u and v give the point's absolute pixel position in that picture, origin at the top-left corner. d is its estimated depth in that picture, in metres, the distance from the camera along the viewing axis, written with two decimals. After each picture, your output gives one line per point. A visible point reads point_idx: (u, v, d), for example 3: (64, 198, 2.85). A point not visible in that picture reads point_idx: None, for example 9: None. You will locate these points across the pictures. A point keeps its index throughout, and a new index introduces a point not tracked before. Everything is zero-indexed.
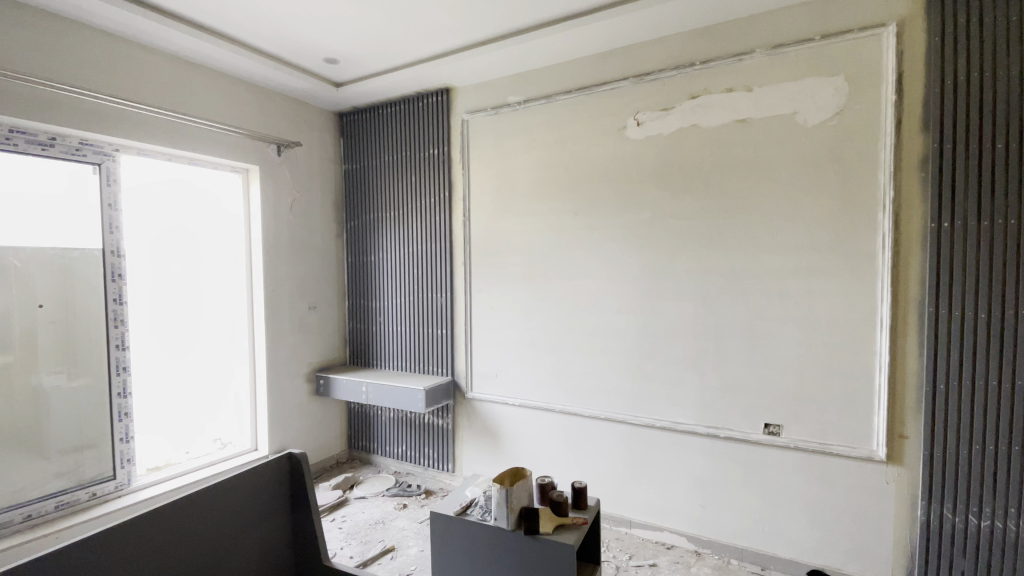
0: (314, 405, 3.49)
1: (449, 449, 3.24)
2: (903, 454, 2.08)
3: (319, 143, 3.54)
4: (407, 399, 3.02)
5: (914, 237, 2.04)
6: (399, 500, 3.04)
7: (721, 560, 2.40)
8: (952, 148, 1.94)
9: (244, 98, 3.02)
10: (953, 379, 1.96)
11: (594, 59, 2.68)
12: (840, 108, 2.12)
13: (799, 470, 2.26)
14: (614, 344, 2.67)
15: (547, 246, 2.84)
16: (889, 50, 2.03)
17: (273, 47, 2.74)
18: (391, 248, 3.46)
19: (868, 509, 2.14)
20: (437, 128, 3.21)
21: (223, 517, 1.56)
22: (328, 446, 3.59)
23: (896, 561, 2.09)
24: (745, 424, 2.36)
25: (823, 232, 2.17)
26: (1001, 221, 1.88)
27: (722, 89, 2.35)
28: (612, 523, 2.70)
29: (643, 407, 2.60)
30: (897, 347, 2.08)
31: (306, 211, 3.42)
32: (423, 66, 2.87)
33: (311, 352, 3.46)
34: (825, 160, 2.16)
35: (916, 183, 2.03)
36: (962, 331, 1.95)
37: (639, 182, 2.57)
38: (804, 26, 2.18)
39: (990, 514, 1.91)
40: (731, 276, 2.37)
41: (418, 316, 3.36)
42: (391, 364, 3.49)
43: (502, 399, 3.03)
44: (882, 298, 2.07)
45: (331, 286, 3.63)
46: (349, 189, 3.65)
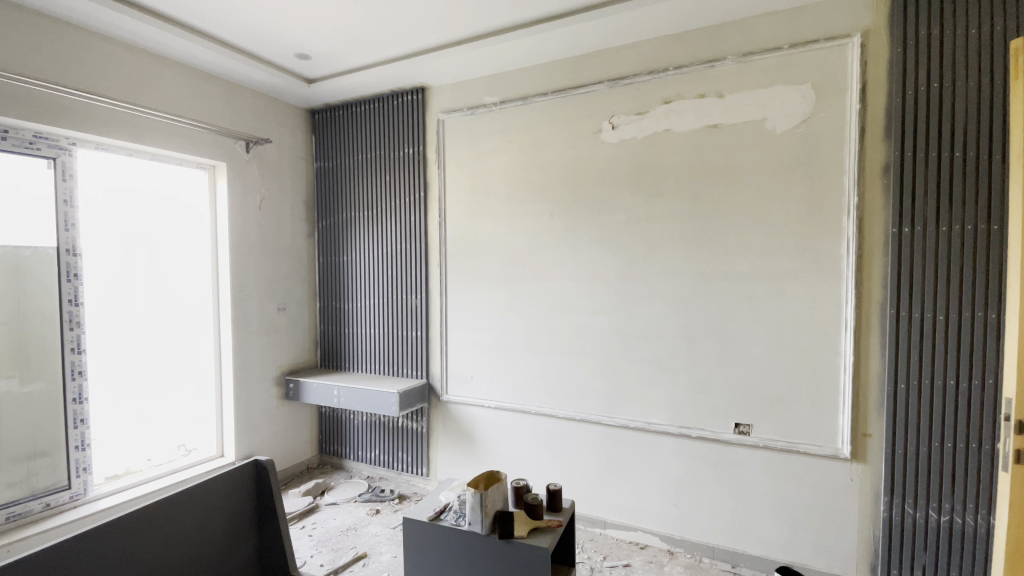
0: (284, 409, 3.40)
1: (423, 452, 3.20)
2: (866, 452, 2.15)
3: (290, 140, 3.45)
4: (381, 402, 2.96)
5: (877, 241, 2.11)
6: (372, 505, 2.99)
7: (693, 558, 2.43)
8: (912, 156, 2.02)
9: (211, 92, 2.92)
10: (913, 379, 2.04)
11: (570, 61, 2.69)
12: (807, 116, 2.18)
13: (768, 469, 2.31)
14: (590, 346, 2.68)
15: (523, 247, 2.83)
16: (854, 60, 2.09)
17: (243, 41, 2.66)
18: (365, 248, 3.40)
19: (834, 506, 2.20)
20: (412, 127, 3.17)
21: (186, 530, 1.49)
22: (299, 450, 3.51)
23: (860, 555, 2.16)
24: (716, 424, 2.40)
25: (792, 236, 2.22)
26: (956, 226, 1.97)
27: (694, 94, 2.39)
28: (587, 524, 2.71)
29: (617, 408, 2.62)
30: (862, 348, 2.15)
31: (276, 210, 3.33)
32: (399, 64, 2.83)
33: (281, 354, 3.37)
34: (793, 165, 2.21)
35: (879, 190, 2.10)
36: (922, 332, 2.03)
37: (614, 185, 2.59)
38: (774, 35, 2.24)
39: (949, 510, 2.00)
40: (704, 278, 2.40)
41: (392, 317, 3.30)
42: (364, 367, 3.43)
43: (478, 402, 3.00)
44: (847, 300, 2.14)
45: (301, 287, 3.54)
46: (321, 187, 3.57)
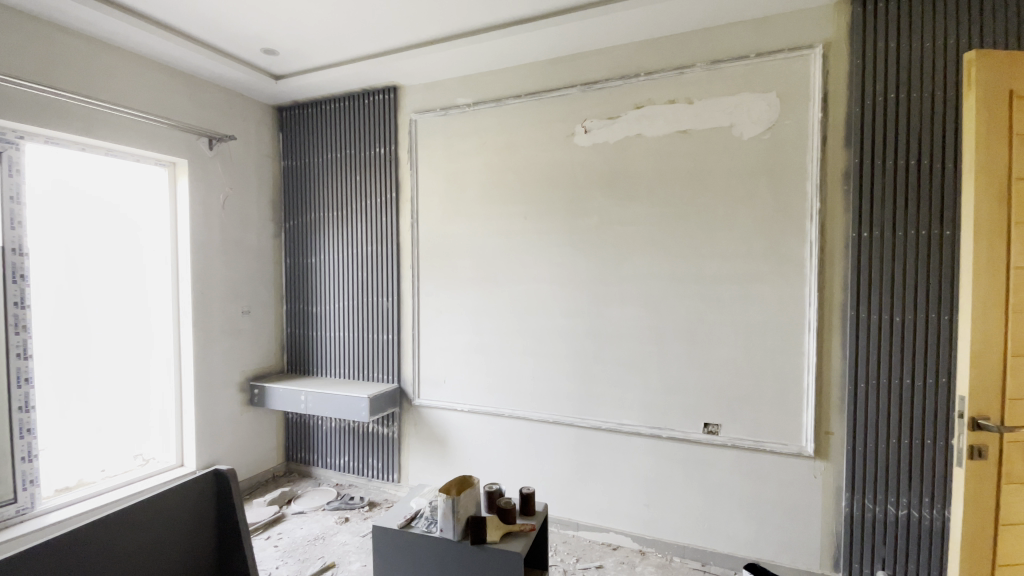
0: (249, 415, 3.29)
1: (394, 458, 3.14)
2: (828, 450, 2.22)
3: (256, 138, 3.34)
4: (350, 408, 2.90)
5: (838, 245, 2.18)
6: (341, 513, 2.91)
7: (664, 558, 2.46)
8: (870, 164, 2.10)
9: (171, 87, 2.81)
10: (872, 378, 2.12)
11: (543, 64, 2.69)
12: (772, 123, 2.24)
13: (735, 468, 2.36)
14: (563, 348, 2.68)
15: (496, 249, 2.82)
16: (816, 70, 2.17)
17: (206, 34, 2.56)
18: (334, 249, 3.32)
19: (799, 503, 2.26)
20: (383, 126, 3.12)
21: (134, 560, 1.39)
22: (264, 458, 3.39)
23: (824, 551, 2.23)
24: (686, 425, 2.44)
25: (758, 240, 2.28)
26: (912, 232, 2.05)
27: (664, 100, 2.43)
28: (560, 526, 2.71)
29: (590, 410, 2.63)
30: (824, 349, 2.22)
31: (240, 209, 3.21)
32: (370, 62, 2.77)
33: (245, 359, 3.25)
34: (759, 171, 2.27)
35: (840, 196, 2.17)
36: (880, 333, 2.11)
37: (586, 188, 2.60)
38: (740, 44, 2.29)
39: (906, 504, 2.09)
40: (675, 281, 2.44)
41: (362, 320, 3.24)
42: (333, 371, 3.35)
43: (450, 406, 2.97)
44: (810, 302, 2.20)
45: (267, 289, 3.43)
46: (288, 187, 3.47)
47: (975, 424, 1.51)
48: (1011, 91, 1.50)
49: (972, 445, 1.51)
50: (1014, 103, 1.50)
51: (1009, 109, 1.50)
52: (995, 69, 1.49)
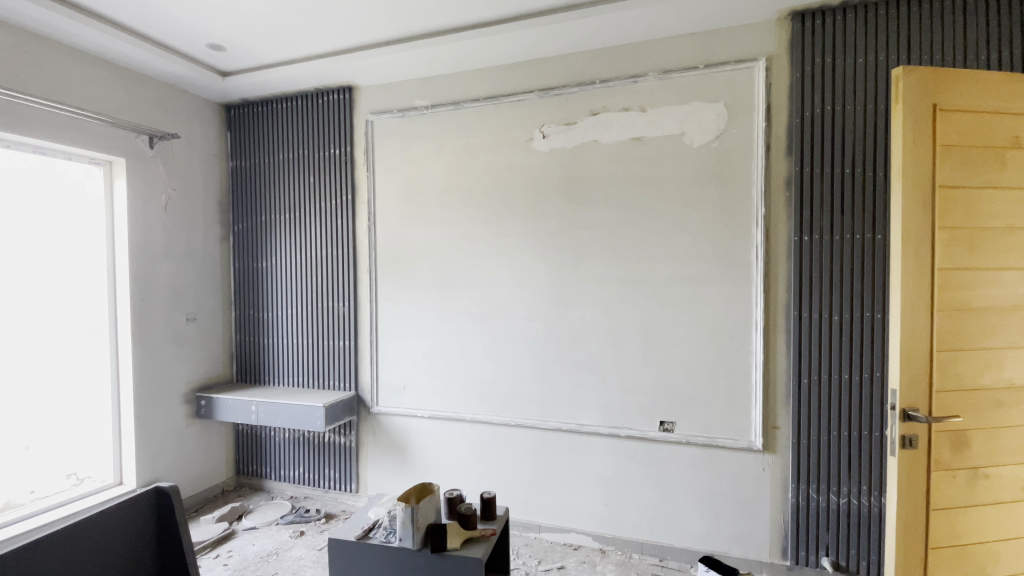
0: (195, 428, 3.12)
1: (352, 468, 3.07)
2: (776, 444, 2.32)
3: (201, 136, 3.19)
4: (305, 418, 2.81)
5: (781, 248, 2.29)
6: (296, 527, 2.81)
7: (623, 555, 2.51)
8: (809, 172, 2.22)
9: (107, 81, 2.64)
10: (813, 374, 2.24)
11: (501, 69, 2.70)
12: (720, 132, 2.33)
13: (690, 464, 2.43)
14: (523, 352, 2.69)
15: (456, 252, 2.80)
16: (760, 82, 2.27)
17: (146, 27, 2.42)
18: (287, 253, 3.21)
19: (749, 495, 2.36)
20: (339, 127, 3.04)
21: None
22: (212, 473, 3.23)
23: (773, 541, 2.33)
24: (643, 423, 2.49)
25: (709, 244, 2.37)
26: (847, 235, 2.19)
27: (619, 107, 2.49)
28: (522, 529, 2.71)
29: (550, 412, 2.65)
30: (770, 347, 2.32)
31: (184, 211, 3.05)
32: (324, 61, 2.70)
33: (190, 368, 3.09)
34: (709, 178, 2.36)
35: (783, 202, 2.29)
36: (822, 331, 2.22)
37: (545, 192, 2.63)
38: (690, 55, 2.38)
39: (847, 493, 2.22)
40: (630, 284, 2.50)
41: (317, 326, 3.14)
42: (285, 379, 3.23)
43: (410, 412, 2.92)
44: (756, 302, 2.31)
45: (214, 295, 3.26)
46: (236, 189, 3.32)
47: (906, 415, 1.62)
48: (935, 104, 1.61)
49: (904, 435, 1.62)
50: (937, 115, 1.61)
51: (933, 122, 1.62)
52: (921, 84, 1.60)
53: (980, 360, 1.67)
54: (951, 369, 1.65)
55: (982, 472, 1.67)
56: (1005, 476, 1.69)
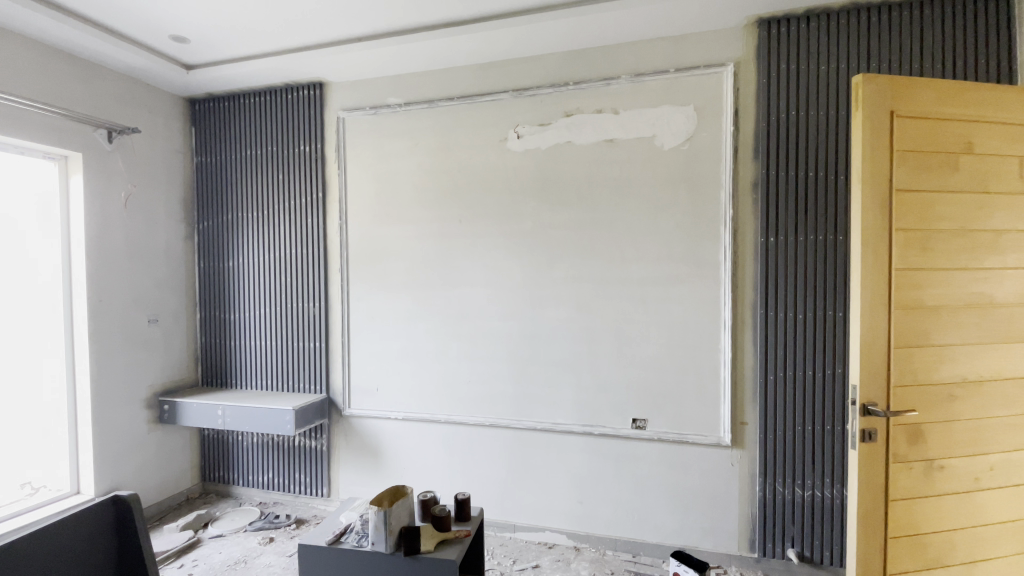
0: (157, 434, 3.01)
1: (323, 471, 3.01)
2: (744, 440, 2.38)
3: (163, 131, 3.07)
4: (273, 422, 2.74)
5: (749, 249, 2.36)
6: (265, 533, 2.74)
7: (597, 552, 2.53)
8: (775, 175, 2.28)
9: (62, 72, 2.52)
10: (779, 371, 2.31)
11: (475, 68, 2.69)
12: (690, 135, 2.38)
13: (662, 460, 2.48)
14: (498, 352, 2.69)
15: (430, 253, 2.78)
16: (728, 86, 2.33)
17: (104, 16, 2.32)
18: (254, 253, 3.12)
19: (719, 490, 2.41)
20: (309, 124, 2.98)
21: None
22: (175, 480, 3.11)
23: (741, 534, 2.39)
24: (616, 421, 2.53)
25: (679, 244, 2.41)
26: (811, 236, 2.26)
27: (592, 109, 2.51)
28: (496, 529, 2.71)
29: (525, 411, 2.66)
30: (738, 345, 2.39)
31: (145, 209, 2.94)
32: (294, 56, 2.64)
33: (152, 371, 2.98)
34: (679, 179, 2.40)
35: (749, 204, 2.35)
36: (788, 330, 2.29)
37: (519, 192, 2.63)
38: (661, 59, 2.42)
39: (811, 486, 2.29)
40: (603, 283, 2.52)
41: (286, 327, 3.06)
42: (253, 382, 3.14)
43: (383, 414, 2.89)
44: (725, 302, 2.37)
45: (178, 296, 3.15)
46: (201, 186, 3.21)
47: (865, 410, 1.69)
48: (892, 110, 1.68)
49: (864, 428, 1.70)
50: (894, 121, 1.68)
51: (891, 128, 1.69)
52: (879, 91, 1.67)
53: (935, 357, 1.74)
54: (908, 365, 1.72)
55: (937, 463, 1.75)
56: (957, 468, 1.77)
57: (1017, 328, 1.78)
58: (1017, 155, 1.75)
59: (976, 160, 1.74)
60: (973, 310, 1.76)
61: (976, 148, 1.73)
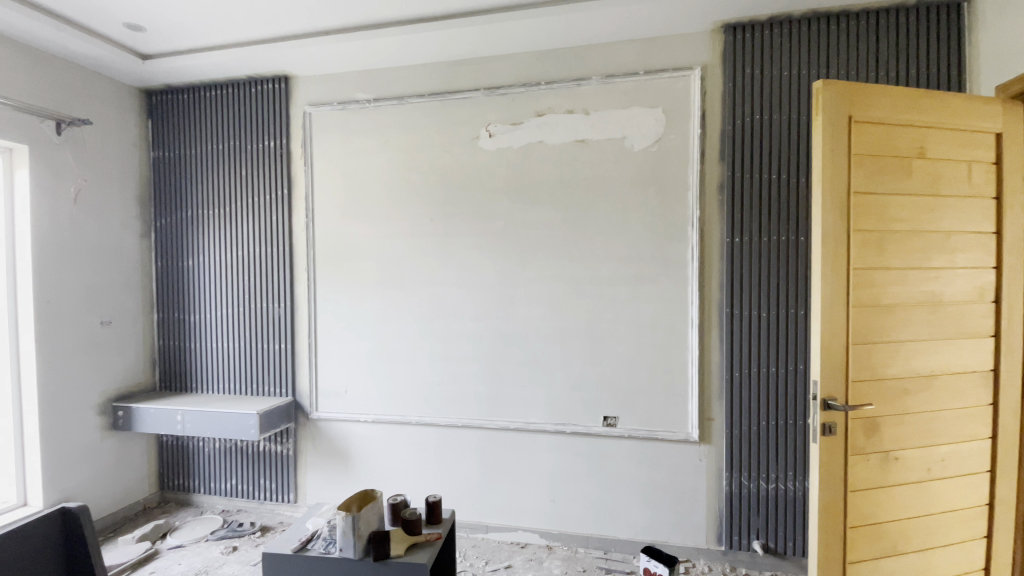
0: (112, 442, 2.87)
1: (289, 477, 2.93)
2: (711, 435, 2.44)
3: (117, 124, 2.92)
4: (236, 426, 2.65)
5: (716, 249, 2.41)
6: (227, 542, 2.65)
7: (569, 550, 2.55)
8: (740, 177, 2.34)
9: (7, 59, 2.38)
10: (744, 368, 2.37)
11: (446, 65, 2.66)
12: (659, 136, 2.42)
13: (632, 457, 2.51)
14: (470, 351, 2.67)
15: (400, 251, 2.73)
16: (695, 89, 2.37)
17: (51, 1, 2.19)
18: (215, 251, 3.01)
19: (687, 486, 2.46)
20: (273, 118, 2.89)
21: None
22: (131, 490, 2.98)
23: (709, 528, 2.45)
24: (588, 420, 2.54)
25: (649, 244, 2.44)
26: (775, 237, 2.32)
27: (563, 109, 2.52)
28: (469, 531, 2.69)
29: (497, 411, 2.65)
30: (705, 343, 2.44)
31: (98, 205, 2.79)
32: (257, 49, 2.55)
33: (105, 376, 2.83)
34: (648, 180, 2.43)
35: (716, 205, 2.39)
36: (752, 328, 2.35)
37: (491, 191, 2.62)
38: (631, 61, 2.44)
39: (775, 479, 2.36)
40: (575, 283, 2.54)
41: (250, 328, 2.97)
42: (215, 386, 3.03)
43: (352, 416, 2.83)
44: (693, 300, 2.41)
45: (133, 296, 3.00)
46: (158, 181, 3.07)
47: (825, 404, 1.76)
48: (851, 115, 1.74)
49: (824, 422, 1.76)
50: (852, 127, 1.74)
51: (849, 131, 1.75)
52: (838, 96, 1.73)
53: (890, 353, 1.82)
54: (865, 360, 1.79)
55: (892, 454, 1.82)
56: (911, 459, 1.85)
57: (965, 325, 1.87)
58: (965, 160, 1.84)
59: (928, 164, 1.82)
60: (925, 307, 1.84)
61: (928, 152, 1.81)
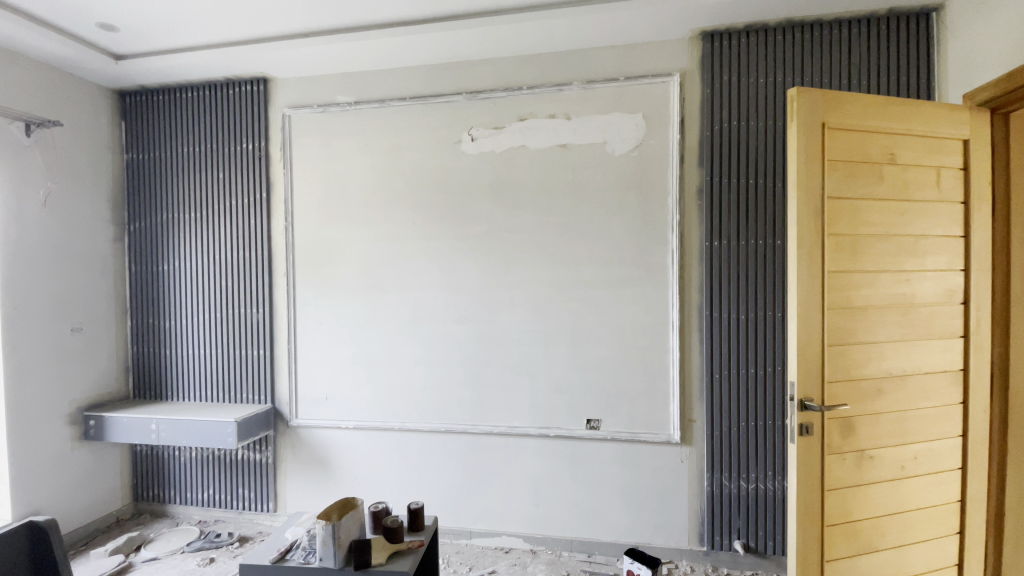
0: (83, 452, 2.79)
1: (269, 485, 2.88)
2: (692, 437, 2.46)
3: (89, 126, 2.85)
4: (213, 435, 2.60)
5: (696, 252, 2.44)
6: (204, 554, 2.59)
7: (553, 554, 2.55)
8: (718, 181, 2.37)
9: None
10: (724, 370, 2.40)
11: (428, 69, 2.65)
12: (639, 141, 2.44)
13: (615, 460, 2.52)
14: (453, 356, 2.66)
15: (382, 255, 2.71)
16: (674, 95, 2.41)
17: None
18: (192, 256, 2.95)
19: (669, 487, 2.48)
20: (252, 121, 2.85)
21: None
22: (103, 502, 2.89)
23: (691, 529, 2.47)
24: (571, 423, 2.55)
25: (630, 248, 2.46)
26: (752, 240, 2.36)
27: (545, 114, 2.53)
28: (452, 537, 2.67)
29: (480, 416, 2.64)
30: (685, 345, 2.46)
31: (68, 208, 2.71)
32: (235, 50, 2.51)
33: (76, 385, 2.75)
34: (629, 185, 2.46)
35: (696, 209, 2.43)
36: (731, 330, 2.39)
37: (473, 195, 2.61)
38: (611, 67, 2.47)
39: (755, 479, 2.39)
40: (557, 286, 2.54)
41: (227, 334, 2.91)
42: (192, 394, 2.97)
43: (333, 423, 2.79)
44: (673, 303, 2.44)
45: (105, 303, 2.92)
46: (132, 184, 3.00)
47: (802, 405, 1.79)
48: (824, 122, 1.78)
49: (801, 423, 1.79)
50: (826, 133, 1.78)
51: (823, 137, 1.79)
52: (812, 103, 1.77)
53: (864, 354, 1.86)
54: (840, 361, 1.83)
55: (866, 454, 1.86)
56: (885, 457, 1.89)
57: (935, 327, 1.93)
58: (934, 166, 1.89)
59: (898, 170, 1.87)
60: (897, 309, 1.89)
61: (898, 158, 1.86)
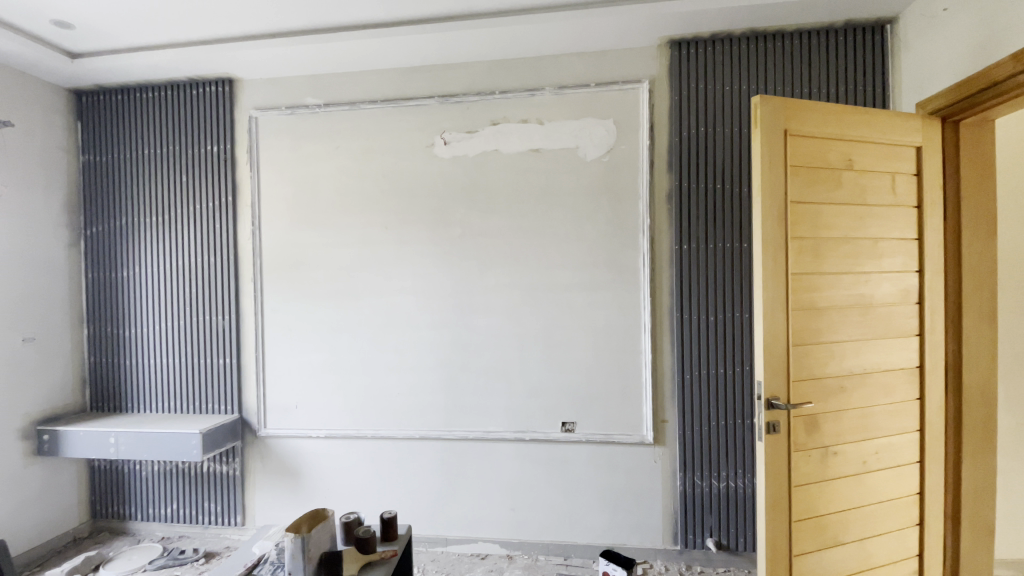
0: (35, 468, 2.65)
1: (236, 498, 2.79)
2: (665, 437, 2.50)
3: (43, 126, 2.72)
4: (176, 447, 2.50)
5: (666, 255, 2.48)
6: (168, 571, 2.49)
7: (530, 558, 2.54)
8: (686, 185, 2.42)
9: None
10: (695, 370, 2.44)
11: (400, 72, 2.63)
12: (611, 146, 2.47)
13: (590, 462, 2.54)
14: (427, 361, 2.63)
15: (354, 260, 2.67)
16: (644, 101, 2.45)
17: None
18: (153, 262, 2.84)
19: (643, 487, 2.51)
20: (216, 122, 2.77)
21: None
22: (58, 521, 2.75)
23: (665, 528, 2.50)
24: (546, 426, 2.55)
25: (602, 251, 2.49)
26: (719, 243, 2.42)
27: (518, 118, 2.53)
28: (428, 544, 2.64)
29: (456, 421, 2.62)
30: (658, 347, 2.50)
31: (19, 213, 2.59)
32: (199, 50, 2.44)
33: (28, 398, 2.62)
34: (601, 189, 2.48)
35: (666, 212, 2.47)
36: (701, 331, 2.44)
37: (446, 198, 2.60)
38: (582, 72, 2.49)
39: (726, 477, 2.44)
40: (531, 290, 2.55)
41: (191, 342, 2.82)
42: (154, 405, 2.86)
43: (304, 432, 2.72)
44: (644, 305, 2.47)
45: (60, 311, 2.79)
46: (89, 188, 2.88)
47: (770, 404, 1.84)
48: (786, 129, 1.84)
49: (769, 421, 1.84)
50: (788, 140, 1.84)
51: (785, 144, 1.84)
52: (775, 111, 1.82)
53: (826, 353, 1.92)
54: (805, 361, 1.89)
55: (831, 450, 1.92)
56: (848, 453, 1.95)
57: (892, 326, 2.00)
58: (889, 172, 1.97)
59: (856, 175, 1.94)
60: (857, 309, 1.95)
61: (856, 164, 1.93)
